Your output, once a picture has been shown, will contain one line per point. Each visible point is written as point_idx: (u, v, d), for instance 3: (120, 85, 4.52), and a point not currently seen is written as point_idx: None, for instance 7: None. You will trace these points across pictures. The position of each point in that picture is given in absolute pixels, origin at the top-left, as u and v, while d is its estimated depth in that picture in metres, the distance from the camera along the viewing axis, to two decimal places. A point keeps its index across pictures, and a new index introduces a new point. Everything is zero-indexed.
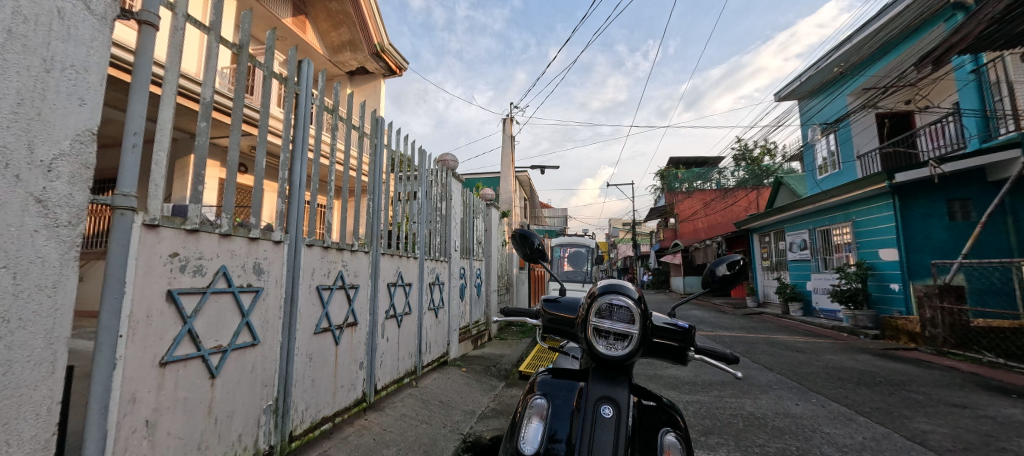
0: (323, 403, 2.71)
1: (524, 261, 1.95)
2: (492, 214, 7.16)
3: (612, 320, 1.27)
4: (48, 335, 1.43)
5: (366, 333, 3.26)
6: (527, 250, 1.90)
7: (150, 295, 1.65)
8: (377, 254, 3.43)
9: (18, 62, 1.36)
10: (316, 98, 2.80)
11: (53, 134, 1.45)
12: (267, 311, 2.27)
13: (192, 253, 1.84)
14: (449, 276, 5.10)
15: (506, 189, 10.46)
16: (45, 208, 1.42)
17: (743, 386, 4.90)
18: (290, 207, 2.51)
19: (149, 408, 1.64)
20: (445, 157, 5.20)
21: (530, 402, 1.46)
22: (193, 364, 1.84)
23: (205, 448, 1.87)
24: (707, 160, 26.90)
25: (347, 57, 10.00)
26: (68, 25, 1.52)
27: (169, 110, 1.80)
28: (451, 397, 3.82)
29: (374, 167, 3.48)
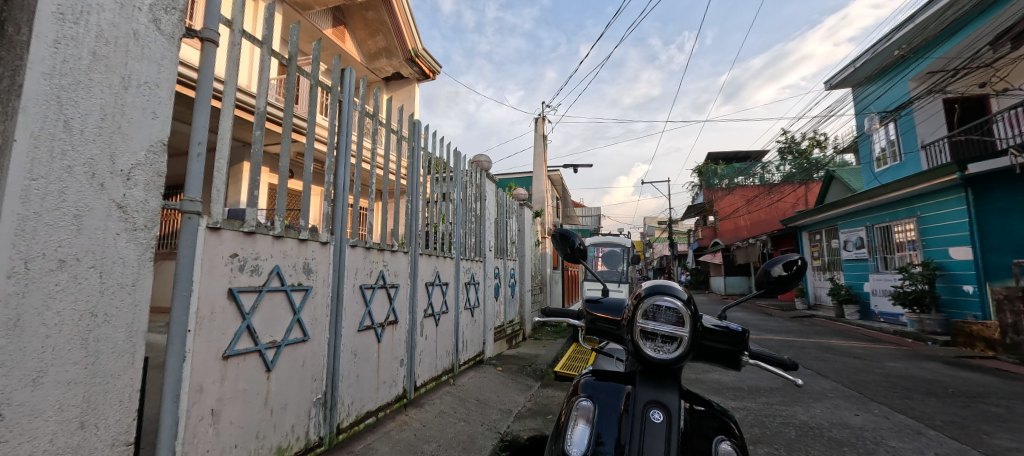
0: (367, 398, 2.81)
1: (564, 261, 1.92)
2: (525, 214, 7.16)
3: (658, 322, 1.23)
4: (129, 330, 1.57)
5: (406, 331, 3.35)
6: (567, 250, 1.87)
7: (214, 293, 1.77)
8: (416, 254, 3.52)
9: (102, 81, 1.50)
10: (357, 105, 2.91)
11: (131, 146, 1.59)
12: (316, 309, 2.38)
13: (250, 254, 1.97)
14: (484, 275, 5.14)
15: (539, 188, 10.43)
16: (125, 213, 1.56)
17: (795, 394, 4.61)
18: (336, 209, 2.62)
19: (214, 398, 1.76)
20: (479, 158, 5.25)
21: (575, 404, 1.45)
22: (252, 357, 1.96)
23: (262, 437, 2.00)
24: (749, 154, 25.57)
25: (383, 63, 10.32)
26: (142, 45, 1.66)
27: (227, 120, 1.93)
28: (488, 395, 3.85)
29: (412, 169, 3.57)
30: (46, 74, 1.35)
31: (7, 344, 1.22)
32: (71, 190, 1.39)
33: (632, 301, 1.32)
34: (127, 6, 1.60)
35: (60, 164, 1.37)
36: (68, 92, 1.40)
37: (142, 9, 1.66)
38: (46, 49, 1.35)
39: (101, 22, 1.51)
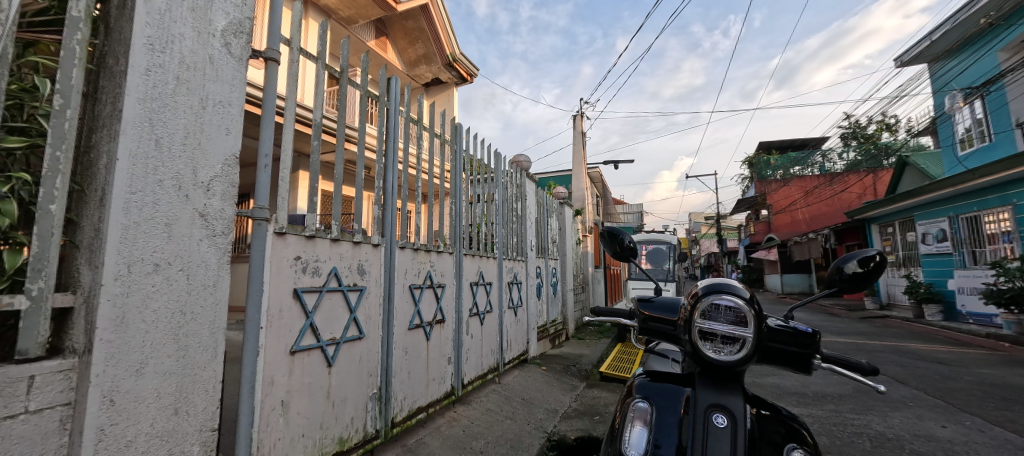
0: (418, 394, 2.92)
1: (613, 259, 1.89)
2: (565, 213, 7.12)
3: (716, 322, 1.18)
4: (212, 326, 1.73)
5: (453, 330, 3.44)
6: (616, 248, 1.83)
7: (282, 292, 1.92)
8: (461, 255, 3.59)
9: (184, 102, 1.67)
10: (402, 111, 3.02)
11: (209, 160, 1.75)
12: (370, 308, 2.50)
13: (311, 256, 2.10)
14: (526, 275, 5.16)
15: (579, 186, 10.30)
16: (206, 221, 1.72)
17: (868, 401, 4.22)
18: (385, 213, 2.73)
19: (283, 390, 1.90)
20: (519, 158, 5.29)
21: (630, 405, 1.42)
22: (315, 353, 2.10)
23: (325, 427, 2.13)
24: (807, 142, 23.69)
25: (423, 70, 10.64)
26: (216, 68, 1.82)
27: (288, 133, 2.07)
28: (534, 395, 3.86)
29: (455, 172, 3.65)
30: (140, 98, 1.51)
31: (116, 338, 1.40)
32: (162, 201, 1.56)
33: (687, 301, 1.27)
34: (204, 33, 1.76)
35: (154, 178, 1.54)
36: (157, 114, 1.57)
37: (215, 35, 1.82)
38: (139, 77, 1.52)
39: (182, 49, 1.67)
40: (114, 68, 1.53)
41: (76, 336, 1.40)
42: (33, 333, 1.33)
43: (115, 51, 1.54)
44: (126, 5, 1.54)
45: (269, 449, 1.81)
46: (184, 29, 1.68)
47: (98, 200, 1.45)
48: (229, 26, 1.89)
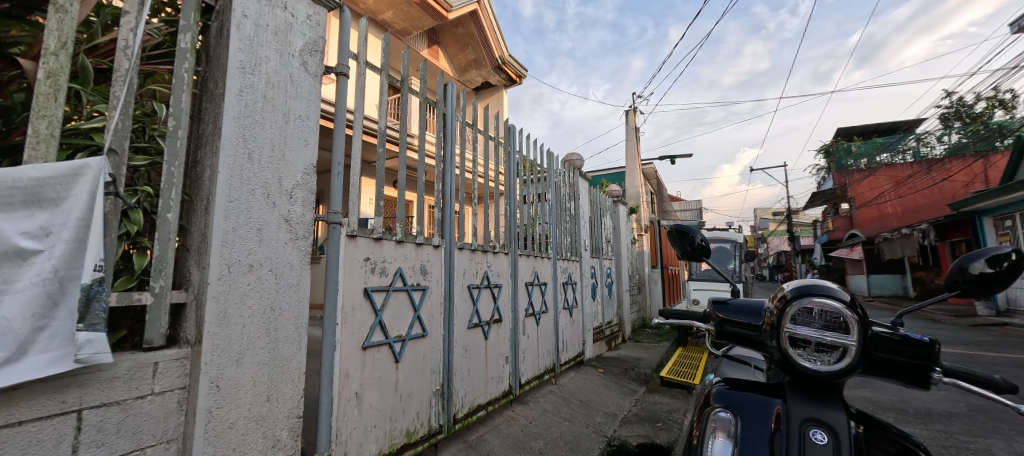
0: (478, 392, 2.98)
1: (682, 259, 1.80)
2: (620, 211, 6.92)
3: (809, 327, 1.09)
4: (296, 322, 1.88)
5: (510, 329, 3.47)
6: (685, 247, 1.75)
7: (354, 292, 2.05)
8: (516, 255, 3.62)
9: (271, 118, 1.84)
10: (458, 116, 3.10)
11: (291, 170, 1.91)
12: (432, 306, 2.60)
13: (379, 258, 2.23)
14: (581, 275, 5.08)
15: (633, 183, 9.95)
16: (291, 226, 1.89)
17: (988, 423, 3.62)
18: (445, 215, 2.81)
19: (357, 383, 2.03)
20: (572, 156, 5.23)
21: (710, 415, 1.34)
22: (384, 349, 2.21)
23: (394, 420, 2.24)
24: (897, 125, 20.95)
25: (473, 74, 10.90)
26: (296, 85, 1.98)
27: (357, 143, 2.21)
28: (591, 397, 3.78)
29: (508, 173, 3.68)
30: (235, 117, 1.70)
31: (220, 331, 1.58)
32: (255, 209, 1.73)
33: (774, 305, 1.18)
34: (286, 54, 1.93)
35: (247, 188, 1.71)
36: (249, 130, 1.75)
37: (295, 55, 1.98)
38: (235, 98, 1.70)
39: (267, 70, 1.85)
40: (214, 91, 1.72)
41: (188, 329, 1.59)
42: (157, 325, 1.53)
43: (215, 76, 1.73)
44: (223, 34, 1.73)
45: (346, 437, 1.94)
46: (269, 53, 1.86)
47: (203, 208, 1.64)
48: (306, 45, 2.05)
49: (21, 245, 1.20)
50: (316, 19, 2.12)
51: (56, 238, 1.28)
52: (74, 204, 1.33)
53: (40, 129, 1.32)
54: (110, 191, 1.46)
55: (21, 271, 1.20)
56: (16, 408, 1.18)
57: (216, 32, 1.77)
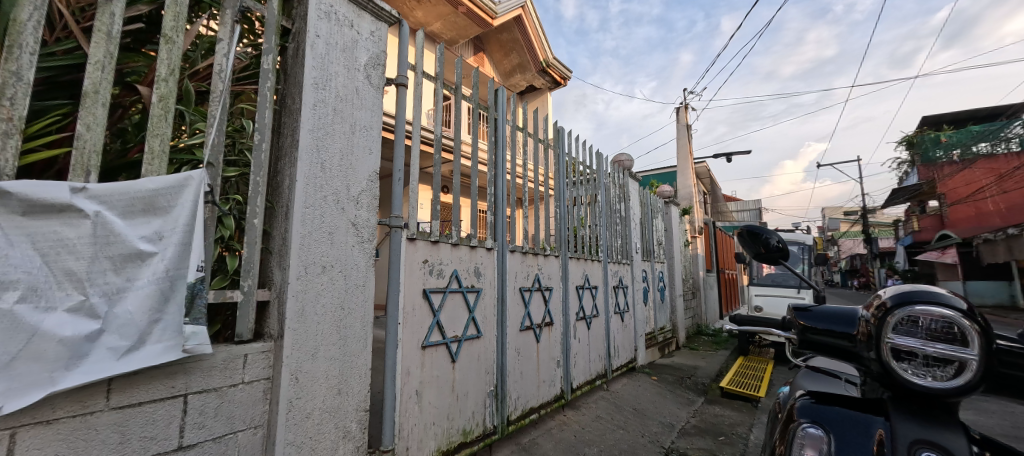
0: (530, 395, 2.98)
1: (757, 261, 1.70)
2: (672, 212, 6.65)
3: (915, 338, 0.99)
4: (363, 320, 1.99)
5: (561, 333, 3.45)
6: (760, 249, 1.65)
7: (414, 293, 2.14)
8: (567, 258, 3.59)
9: (341, 130, 1.98)
10: (509, 120, 3.15)
11: (358, 178, 2.04)
12: (486, 308, 2.65)
13: (436, 260, 2.31)
14: (632, 279, 4.94)
15: (685, 183, 9.52)
16: (358, 230, 2.01)
17: None
18: (496, 218, 2.85)
19: (417, 381, 2.11)
20: (621, 157, 5.12)
21: (796, 430, 1.25)
22: (441, 349, 2.28)
23: (452, 418, 2.30)
24: (999, 110, 18.29)
25: (518, 79, 11.04)
26: (362, 98, 2.11)
27: (416, 152, 2.31)
28: (646, 405, 3.65)
29: (558, 176, 3.67)
30: (310, 129, 1.84)
31: (298, 327, 1.71)
32: (327, 215, 1.86)
33: (871, 314, 1.09)
34: (352, 69, 2.07)
35: (321, 195, 1.85)
36: (322, 141, 1.88)
37: (360, 70, 2.11)
38: (310, 112, 1.85)
39: (337, 85, 1.98)
40: (292, 107, 1.87)
41: (272, 324, 1.74)
42: (245, 320, 1.68)
43: (292, 92, 1.89)
44: (299, 54, 1.88)
45: (407, 432, 2.03)
46: (338, 69, 2.00)
47: (283, 214, 1.78)
48: (370, 60, 2.17)
49: (140, 248, 1.38)
50: (379, 35, 2.24)
51: (168, 241, 1.46)
52: (180, 211, 1.50)
53: (155, 147, 1.52)
54: (209, 199, 1.64)
55: (141, 270, 1.38)
56: (136, 391, 1.36)
57: (293, 53, 1.93)
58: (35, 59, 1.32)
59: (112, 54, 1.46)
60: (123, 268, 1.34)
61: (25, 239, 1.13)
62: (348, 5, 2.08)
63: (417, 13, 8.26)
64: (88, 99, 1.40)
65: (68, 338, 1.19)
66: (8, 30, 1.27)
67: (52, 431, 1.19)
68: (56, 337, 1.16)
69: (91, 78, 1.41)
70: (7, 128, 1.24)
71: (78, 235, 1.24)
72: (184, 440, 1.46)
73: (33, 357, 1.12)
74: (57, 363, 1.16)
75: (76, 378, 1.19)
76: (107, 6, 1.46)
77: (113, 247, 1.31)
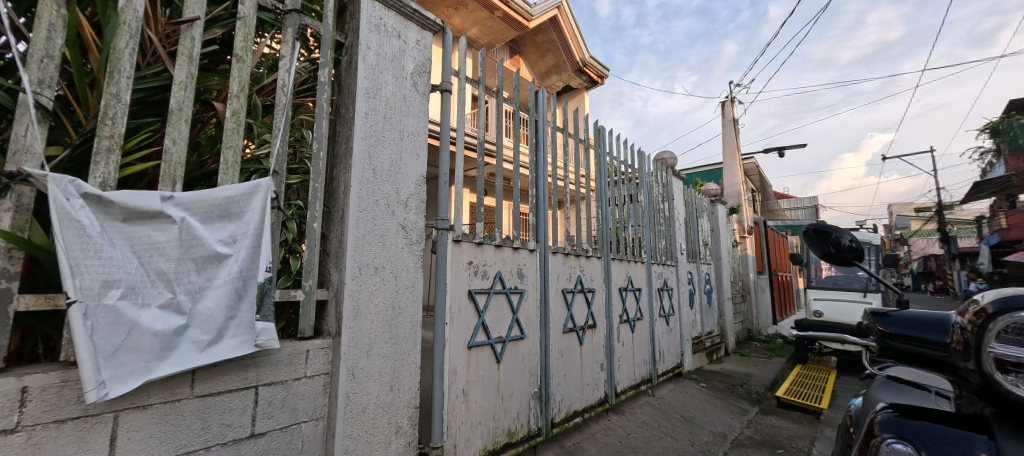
0: (574, 398, 2.95)
1: (827, 261, 1.65)
2: (718, 211, 6.35)
3: (1023, 350, 0.89)
4: (413, 320, 2.06)
5: (605, 336, 3.38)
6: (830, 249, 1.60)
7: (460, 293, 2.19)
8: (609, 259, 3.53)
9: (390, 136, 2.06)
10: (549, 122, 3.15)
11: (406, 182, 2.11)
12: (529, 310, 2.65)
13: (480, 262, 2.35)
14: (677, 281, 4.76)
15: (732, 180, 9.07)
16: (407, 232, 2.08)
17: None
18: (538, 219, 2.84)
19: (464, 380, 2.15)
20: (664, 155, 4.96)
21: (880, 446, 1.14)
22: (486, 350, 2.32)
23: (497, 417, 2.33)
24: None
25: (554, 80, 11.03)
26: (409, 104, 2.18)
27: (460, 157, 2.36)
28: (695, 413, 3.50)
29: (599, 175, 3.61)
30: (363, 137, 1.93)
31: (354, 325, 1.80)
32: (378, 218, 1.95)
33: (969, 320, 1.00)
34: (400, 77, 2.15)
35: (373, 199, 1.94)
36: (373, 148, 1.97)
37: (407, 78, 2.19)
38: (362, 120, 1.94)
39: (386, 94, 2.07)
40: (346, 116, 1.97)
41: (330, 322, 1.84)
42: (306, 319, 1.79)
43: (346, 102, 1.99)
44: (352, 66, 1.98)
45: (455, 430, 2.07)
46: (387, 78, 2.09)
47: (339, 218, 1.88)
48: (417, 68, 2.25)
49: (217, 251, 1.51)
50: (424, 43, 2.32)
51: (241, 244, 1.59)
52: (251, 216, 1.63)
53: (229, 157, 1.65)
54: (275, 205, 1.76)
55: (218, 270, 1.50)
56: (216, 382, 1.48)
57: (346, 65, 2.04)
58: (131, 82, 1.47)
59: (192, 75, 1.61)
60: (204, 269, 1.47)
61: (124, 242, 1.28)
62: (396, 16, 2.17)
63: (454, 20, 8.42)
64: (173, 116, 1.55)
65: (160, 331, 1.31)
66: (110, 57, 1.43)
67: (148, 415, 1.33)
68: (150, 331, 1.29)
69: (176, 97, 1.56)
70: (109, 144, 1.40)
71: (167, 238, 1.38)
72: (256, 428, 1.57)
73: (132, 348, 1.25)
74: (152, 354, 1.29)
75: (166, 368, 1.32)
76: (189, 31, 1.61)
77: (196, 250, 1.45)
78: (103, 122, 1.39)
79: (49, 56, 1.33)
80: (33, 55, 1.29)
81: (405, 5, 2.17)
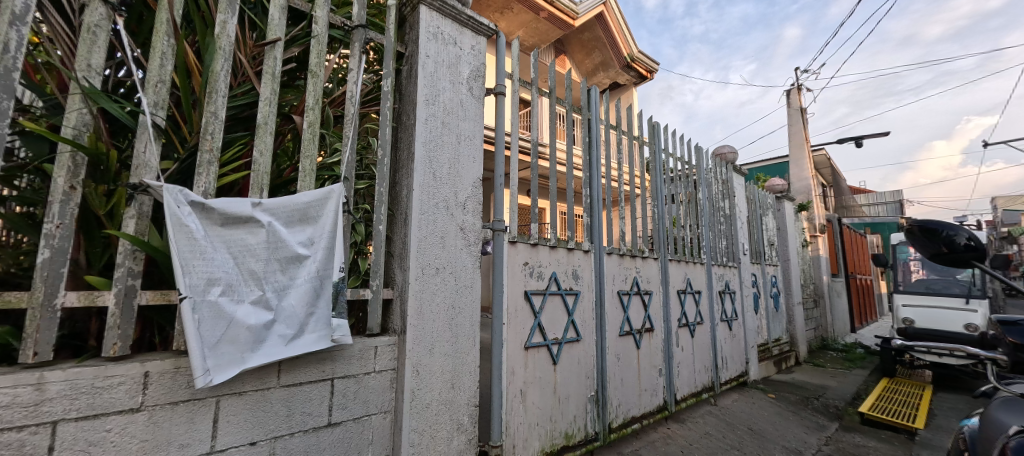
0: (632, 403, 2.86)
1: (942, 256, 1.71)
2: (785, 209, 5.89)
3: None
4: (472, 319, 2.11)
5: (663, 340, 3.25)
6: (945, 246, 1.66)
7: (517, 294, 2.21)
8: (666, 260, 3.39)
9: (448, 141, 2.12)
10: (602, 120, 3.08)
11: (464, 185, 2.16)
12: (585, 311, 2.61)
13: (536, 263, 2.35)
14: (740, 283, 4.47)
15: (800, 175, 8.38)
16: (465, 233, 2.13)
17: None
18: (592, 219, 2.78)
19: (521, 380, 2.16)
20: (724, 149, 4.69)
21: None
22: (542, 351, 2.31)
23: (554, 420, 2.31)
24: None
25: (601, 77, 10.82)
26: (465, 109, 2.24)
27: (516, 160, 2.38)
28: (764, 425, 3.26)
29: (654, 173, 3.48)
30: (423, 142, 2.00)
31: (418, 324, 1.88)
32: (438, 220, 2.01)
33: None
34: (457, 83, 2.21)
35: (434, 203, 2.01)
36: (433, 152, 2.04)
37: (464, 84, 2.25)
38: (422, 127, 2.02)
39: (444, 99, 2.14)
40: (407, 122, 2.06)
41: (395, 321, 1.92)
42: (374, 317, 1.89)
43: (407, 109, 2.08)
44: (413, 74, 2.07)
45: (514, 431, 2.08)
46: (445, 85, 2.16)
47: (402, 221, 1.96)
48: (472, 72, 2.30)
49: (298, 252, 1.63)
50: (479, 48, 2.37)
51: (317, 246, 1.71)
52: (326, 220, 1.75)
53: (306, 166, 1.79)
54: (345, 210, 1.88)
55: (300, 270, 1.63)
56: (298, 373, 1.61)
57: (406, 74, 2.13)
58: (226, 101, 1.64)
59: (275, 91, 1.76)
60: (288, 268, 1.59)
61: (222, 244, 1.42)
62: (452, 24, 2.24)
63: (501, 24, 8.54)
64: (260, 129, 1.71)
65: (253, 325, 1.44)
66: (209, 79, 1.60)
67: (243, 401, 1.46)
68: (245, 325, 1.43)
69: (263, 112, 1.72)
70: (210, 158, 1.56)
71: (257, 241, 1.52)
72: (333, 418, 1.69)
73: (231, 340, 1.39)
74: (246, 346, 1.43)
75: (259, 359, 1.45)
76: (272, 51, 1.77)
77: (281, 250, 1.58)
78: (205, 137, 1.56)
79: (162, 81, 1.51)
80: (150, 81, 1.48)
81: (461, 12, 2.23)
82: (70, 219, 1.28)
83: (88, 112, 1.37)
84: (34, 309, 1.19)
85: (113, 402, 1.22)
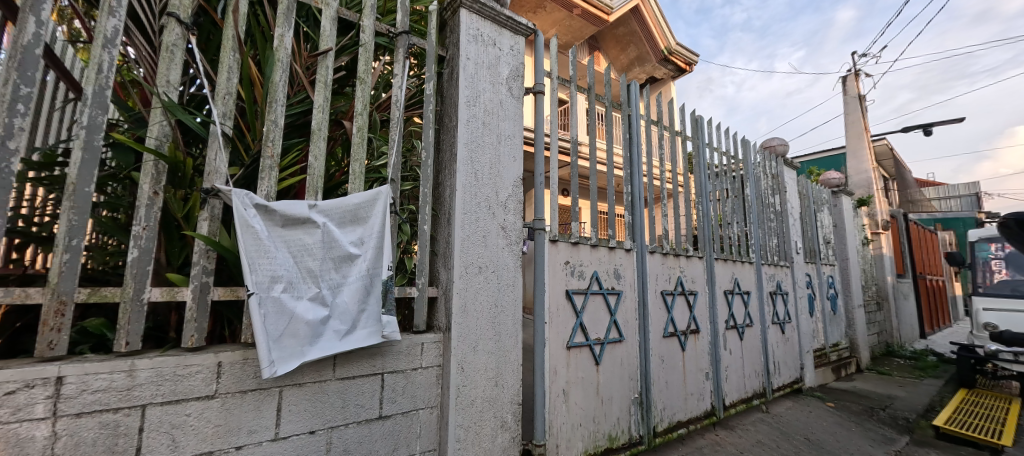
0: (677, 407, 2.78)
1: None
2: (842, 204, 5.48)
3: None
4: (514, 318, 2.12)
5: (709, 342, 3.12)
6: None
7: (558, 293, 2.20)
8: (712, 259, 3.26)
9: (489, 142, 2.15)
10: (642, 116, 3.01)
11: (504, 184, 2.18)
12: (627, 311, 2.56)
13: (577, 262, 2.33)
14: (793, 284, 4.21)
15: (858, 167, 7.79)
16: (506, 232, 2.14)
17: None
18: (634, 217, 2.72)
19: (564, 380, 2.15)
20: (773, 142, 4.45)
21: None
22: (585, 351, 2.29)
23: (598, 421, 2.28)
24: None
25: (636, 72, 10.55)
26: (505, 109, 2.25)
27: (556, 160, 2.38)
28: (822, 436, 3.05)
29: (698, 168, 3.35)
30: (465, 143, 2.04)
31: (462, 321, 1.91)
32: (481, 219, 2.04)
33: None
34: (497, 84, 2.23)
35: (476, 203, 2.04)
36: (475, 153, 2.07)
37: (503, 84, 2.26)
38: (464, 128, 2.05)
39: (485, 100, 2.17)
40: (449, 124, 2.10)
41: (440, 318, 1.97)
42: (420, 314, 1.94)
43: (449, 112, 2.12)
44: (454, 77, 2.11)
45: (557, 431, 2.08)
46: (486, 86, 2.18)
47: (446, 221, 2.01)
48: (511, 72, 2.32)
49: (350, 251, 1.71)
50: (518, 48, 2.38)
51: (367, 245, 1.78)
52: (375, 220, 1.82)
53: (356, 168, 1.86)
54: (392, 210, 1.95)
55: (352, 268, 1.70)
56: (351, 367, 1.68)
57: (447, 77, 2.18)
58: (284, 109, 1.74)
59: (327, 98, 1.85)
60: (341, 267, 1.67)
61: (283, 244, 1.51)
62: (491, 25, 2.26)
63: (535, 23, 8.54)
64: (315, 135, 1.80)
65: (311, 321, 1.53)
66: (269, 89, 1.70)
67: (302, 391, 1.55)
68: (304, 320, 1.51)
69: (317, 118, 1.81)
70: (270, 163, 1.66)
71: (313, 240, 1.60)
72: (383, 411, 1.75)
73: (292, 334, 1.47)
74: (305, 340, 1.51)
75: (317, 352, 1.53)
76: (324, 60, 1.86)
77: (335, 250, 1.66)
78: (266, 143, 1.66)
79: (229, 93, 1.63)
80: (219, 93, 1.59)
81: (500, 14, 2.25)
82: (154, 222, 1.41)
83: (167, 124, 1.50)
84: (125, 303, 1.31)
85: (192, 388, 1.33)
